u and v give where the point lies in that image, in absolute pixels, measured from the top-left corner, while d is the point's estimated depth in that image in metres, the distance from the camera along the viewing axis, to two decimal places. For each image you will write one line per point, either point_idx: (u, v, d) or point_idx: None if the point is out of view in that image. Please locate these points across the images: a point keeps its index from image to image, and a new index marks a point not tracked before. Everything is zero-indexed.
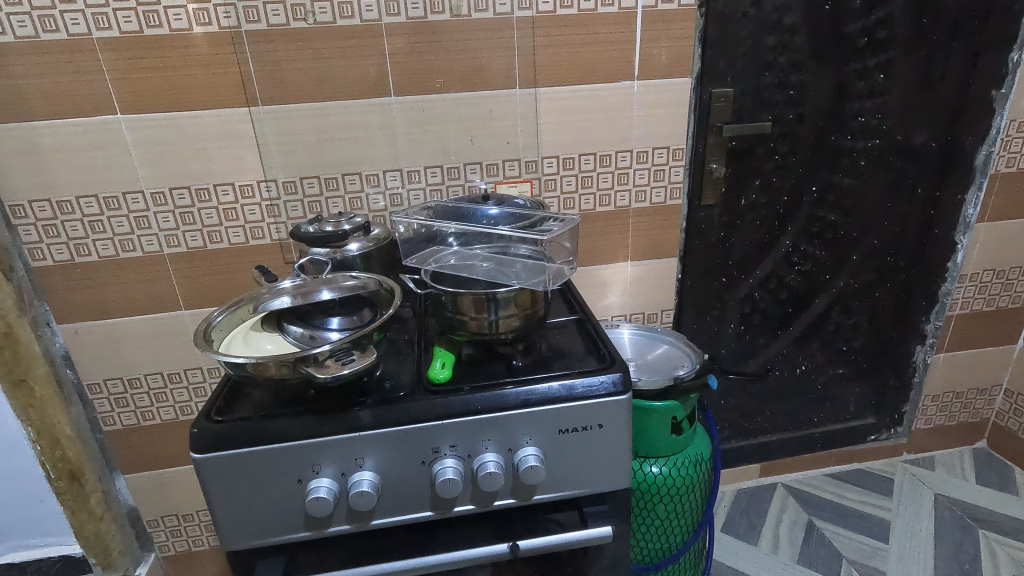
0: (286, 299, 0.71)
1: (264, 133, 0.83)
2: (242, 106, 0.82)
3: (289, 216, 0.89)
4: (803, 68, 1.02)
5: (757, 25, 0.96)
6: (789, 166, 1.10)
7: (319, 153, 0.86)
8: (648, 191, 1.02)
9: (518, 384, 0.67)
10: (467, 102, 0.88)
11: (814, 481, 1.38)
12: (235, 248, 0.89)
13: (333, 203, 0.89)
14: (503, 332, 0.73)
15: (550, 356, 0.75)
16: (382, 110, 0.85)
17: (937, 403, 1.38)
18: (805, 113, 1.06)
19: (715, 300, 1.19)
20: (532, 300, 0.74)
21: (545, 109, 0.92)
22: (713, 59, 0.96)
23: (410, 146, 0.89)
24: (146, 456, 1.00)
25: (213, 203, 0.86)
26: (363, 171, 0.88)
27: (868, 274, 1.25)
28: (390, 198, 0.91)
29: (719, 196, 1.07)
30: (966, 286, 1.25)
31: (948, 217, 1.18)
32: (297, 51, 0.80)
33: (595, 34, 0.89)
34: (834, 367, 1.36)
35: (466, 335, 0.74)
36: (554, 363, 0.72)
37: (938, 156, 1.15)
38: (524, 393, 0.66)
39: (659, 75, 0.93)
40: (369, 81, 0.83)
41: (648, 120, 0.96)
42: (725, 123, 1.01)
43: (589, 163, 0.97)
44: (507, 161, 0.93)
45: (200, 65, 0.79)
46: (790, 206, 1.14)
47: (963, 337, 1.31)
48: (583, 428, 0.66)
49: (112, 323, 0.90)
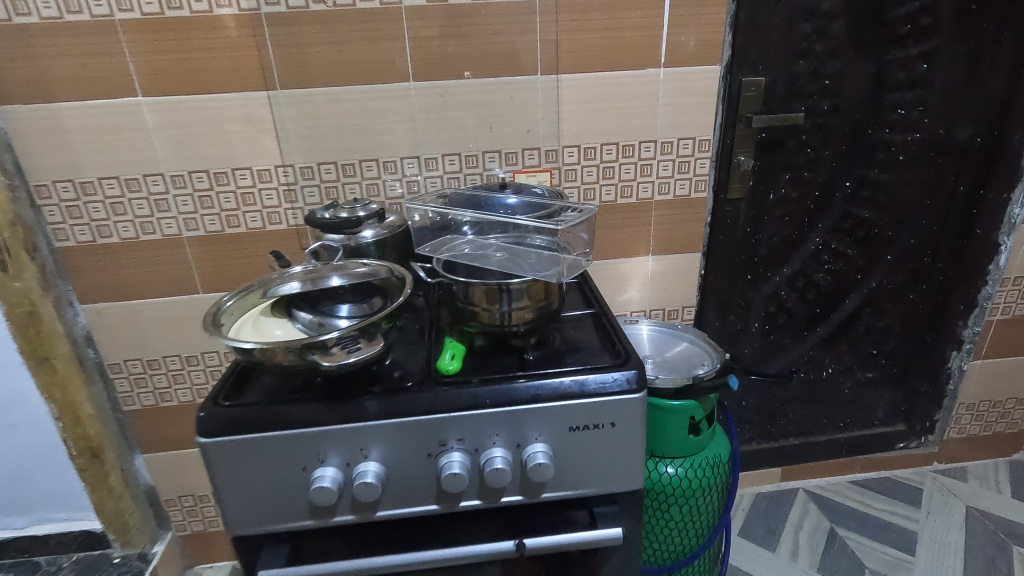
0: (296, 283, 0.62)
1: (282, 117, 0.87)
2: (260, 89, 0.85)
3: (306, 202, 0.92)
4: (840, 56, 0.95)
5: (791, 10, 0.90)
6: (821, 159, 1.03)
7: (339, 141, 0.89)
8: (671, 183, 0.98)
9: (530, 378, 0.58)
10: (489, 88, 0.88)
11: (840, 489, 1.33)
12: (252, 232, 0.93)
13: (350, 190, 0.92)
14: (514, 325, 0.63)
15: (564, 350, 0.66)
16: (401, 98, 0.87)
17: (972, 412, 1.31)
18: (840, 104, 0.99)
19: (740, 298, 1.13)
20: (547, 291, 0.64)
21: (567, 96, 0.90)
22: (743, 46, 0.91)
23: (432, 134, 0.90)
24: (165, 439, 1.07)
25: (231, 188, 0.90)
26: (380, 158, 0.91)
27: (901, 276, 1.16)
28: (407, 184, 0.93)
29: (746, 191, 1.01)
30: (1009, 290, 1.17)
31: (990, 216, 1.11)
32: (317, 44, 0.83)
33: (619, 20, 0.86)
34: (868, 373, 1.27)
35: (476, 327, 0.64)
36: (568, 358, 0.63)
37: (983, 152, 1.07)
38: (535, 387, 0.57)
39: (684, 63, 0.90)
40: (385, 71, 0.85)
41: (673, 109, 0.93)
42: (756, 113, 0.95)
43: (611, 153, 0.95)
44: (526, 150, 0.93)
45: (221, 48, 0.82)
46: (822, 201, 1.06)
47: (1004, 343, 1.23)
48: (597, 425, 0.57)
49: (134, 305, 0.95)
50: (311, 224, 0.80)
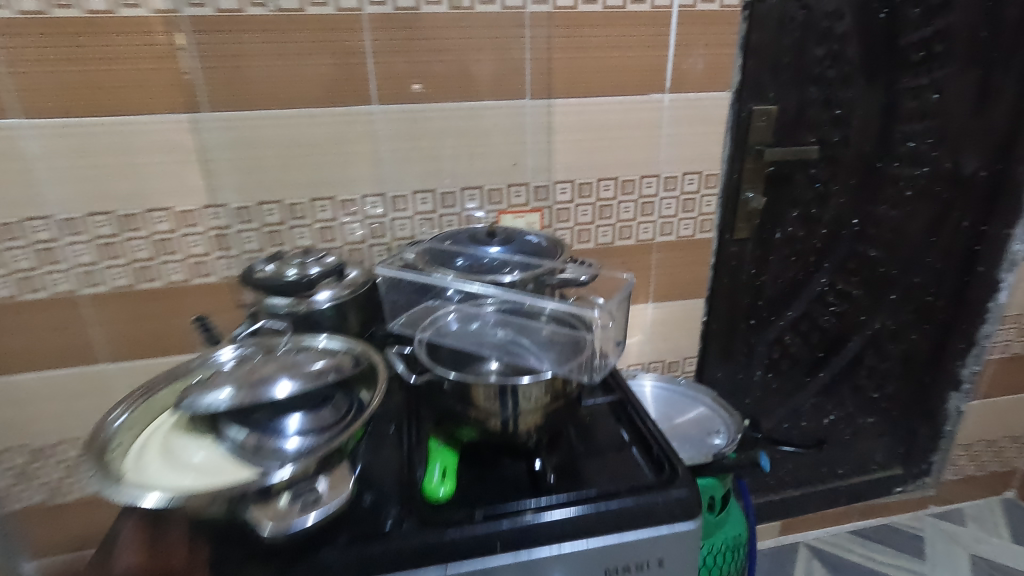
0: (225, 393, 0.43)
1: (211, 146, 0.69)
2: (183, 112, 0.67)
3: (242, 250, 0.75)
4: (853, 83, 0.87)
5: (805, 32, 0.81)
6: (829, 196, 0.94)
7: (285, 175, 0.72)
8: (675, 224, 0.87)
9: (547, 509, 0.44)
10: (469, 114, 0.74)
11: (841, 541, 1.24)
12: (173, 288, 0.74)
13: (298, 235, 0.75)
14: (521, 431, 0.49)
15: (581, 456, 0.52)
16: (362, 124, 0.71)
17: (969, 452, 1.26)
18: (851, 136, 0.90)
19: (743, 345, 1.02)
20: (562, 387, 0.50)
21: (560, 124, 0.77)
22: (754, 70, 0.81)
23: (400, 168, 0.75)
24: (61, 542, 0.85)
25: (144, 233, 0.71)
26: (336, 196, 0.74)
27: (904, 316, 1.09)
28: (369, 227, 0.77)
29: (753, 230, 0.91)
30: (1008, 328, 1.12)
31: (993, 252, 1.05)
32: (255, 56, 0.66)
33: (621, 37, 0.74)
34: (867, 418, 1.20)
35: (470, 434, 0.50)
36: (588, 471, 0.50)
37: (986, 187, 1.00)
38: (557, 523, 0.43)
39: (692, 88, 0.79)
40: (342, 91, 0.69)
41: (678, 140, 0.81)
42: (766, 145, 0.85)
43: (609, 189, 0.82)
44: (512, 186, 0.79)
45: (129, 59, 0.64)
46: (829, 239, 0.98)
47: (1000, 382, 1.18)
48: (637, 567, 0.44)
49: (14, 381, 0.74)
50: (247, 285, 0.63)
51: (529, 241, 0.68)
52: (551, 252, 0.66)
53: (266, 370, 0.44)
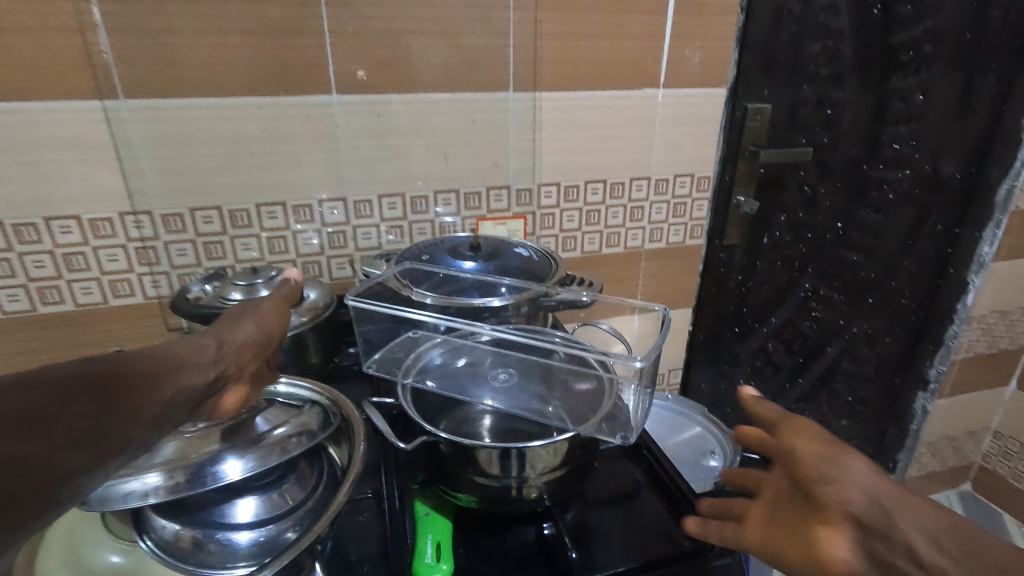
0: (154, 480, 0.35)
1: (131, 142, 0.57)
2: (92, 97, 0.54)
3: (173, 265, 0.63)
4: (845, 82, 0.83)
5: (802, 26, 0.76)
6: (817, 199, 0.90)
7: (225, 176, 0.60)
8: (665, 230, 0.81)
9: None
10: (445, 106, 0.64)
11: None
12: (86, 310, 0.62)
13: (242, 246, 0.64)
14: (528, 497, 0.41)
15: (597, 516, 0.45)
16: (318, 116, 0.61)
17: (932, 450, 1.27)
18: (841, 138, 0.86)
19: (726, 354, 0.98)
20: (582, 442, 0.42)
21: (546, 121, 0.68)
22: (751, 66, 0.75)
23: (364, 169, 0.64)
24: None
25: (44, 247, 0.58)
26: (288, 201, 0.63)
27: (881, 320, 1.08)
28: (328, 237, 0.66)
29: (743, 236, 0.86)
30: (973, 330, 1.09)
31: (963, 256, 1.00)
32: (184, 32, 0.54)
33: (614, 25, 0.66)
34: (839, 420, 1.19)
35: (466, 499, 0.41)
36: (607, 541, 0.43)
37: (962, 191, 0.96)
38: None
39: (687, 83, 0.72)
40: (295, 77, 0.58)
41: (671, 140, 0.75)
42: (760, 146, 0.79)
43: (597, 193, 0.75)
44: (492, 190, 0.70)
45: (15, 31, 0.50)
46: (815, 244, 0.94)
47: (966, 382, 1.18)
48: None
49: None
50: (181, 315, 0.51)
51: (517, 257, 0.61)
52: (544, 270, 0.60)
53: (206, 447, 0.37)
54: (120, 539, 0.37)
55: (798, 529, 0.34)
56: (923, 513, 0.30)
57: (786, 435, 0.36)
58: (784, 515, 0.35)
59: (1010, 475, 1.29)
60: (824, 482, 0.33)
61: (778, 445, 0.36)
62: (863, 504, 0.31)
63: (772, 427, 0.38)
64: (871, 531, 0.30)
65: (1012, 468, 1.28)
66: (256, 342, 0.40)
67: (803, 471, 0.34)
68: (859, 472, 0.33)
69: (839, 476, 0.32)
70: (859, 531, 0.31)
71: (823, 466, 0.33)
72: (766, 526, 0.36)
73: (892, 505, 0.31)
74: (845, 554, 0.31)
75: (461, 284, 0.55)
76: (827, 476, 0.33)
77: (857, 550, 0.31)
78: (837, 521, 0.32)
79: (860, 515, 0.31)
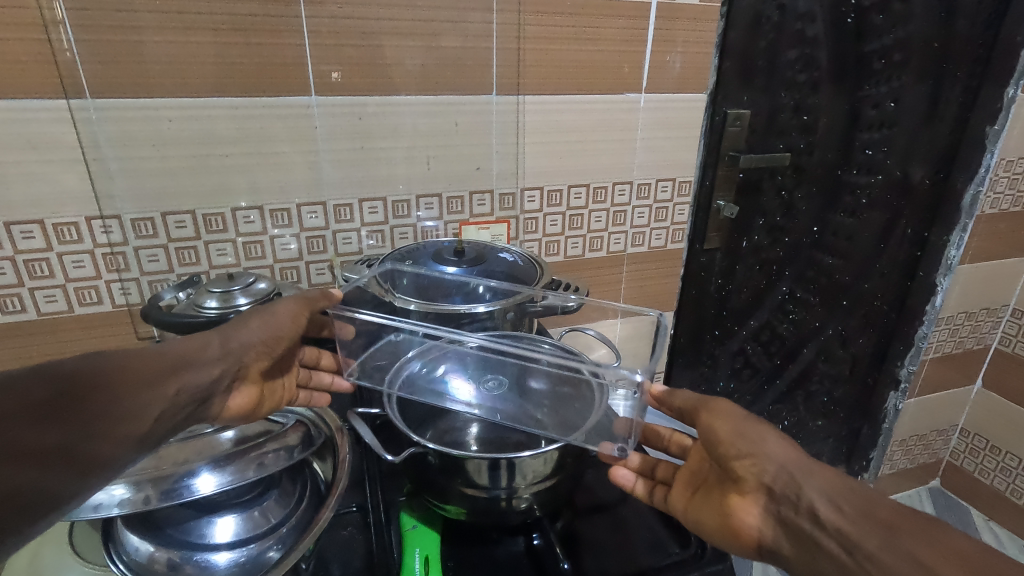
0: (121, 491, 0.35)
1: (99, 143, 0.54)
2: (57, 95, 0.52)
3: (143, 271, 0.60)
4: (821, 88, 0.84)
5: (779, 33, 0.77)
6: (794, 204, 0.91)
7: (198, 178, 0.58)
8: (646, 234, 0.81)
9: None
10: (427, 109, 0.63)
11: None
12: (51, 319, 0.59)
13: (217, 251, 0.62)
14: (517, 508, 0.40)
15: (589, 526, 0.44)
16: (295, 118, 0.59)
17: (903, 447, 1.30)
18: (816, 143, 0.88)
19: (706, 357, 0.99)
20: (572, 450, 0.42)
21: (529, 125, 0.68)
22: (730, 72, 0.76)
23: (343, 172, 0.63)
24: None
25: (4, 252, 0.55)
26: (265, 205, 0.61)
27: (854, 322, 1.10)
28: (307, 241, 0.64)
29: (722, 240, 0.87)
30: (942, 329, 1.14)
31: (931, 258, 1.03)
32: (155, 29, 0.52)
33: (597, 30, 0.66)
34: (816, 421, 1.21)
35: (453, 512, 0.40)
36: (600, 551, 0.42)
37: (929, 195, 0.99)
38: None
39: (669, 88, 0.73)
40: (273, 77, 0.57)
41: (653, 144, 0.75)
42: (740, 152, 0.80)
43: (579, 198, 0.75)
44: (474, 194, 0.69)
45: None
46: (792, 248, 0.96)
47: (935, 381, 1.22)
48: None
49: None
50: (152, 323, 0.50)
51: (501, 261, 0.61)
52: (527, 276, 0.59)
53: (180, 456, 0.37)
54: (90, 563, 0.36)
55: (717, 498, 0.39)
56: (824, 480, 0.34)
57: (702, 413, 0.40)
58: (709, 489, 0.40)
59: (976, 470, 1.33)
60: (740, 457, 0.37)
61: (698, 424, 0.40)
62: (764, 465, 0.36)
63: (690, 412, 0.41)
64: (781, 498, 0.35)
65: (979, 464, 1.32)
66: (264, 342, 0.44)
67: (722, 449, 0.38)
68: (773, 445, 0.37)
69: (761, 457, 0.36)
70: (759, 482, 0.36)
71: (740, 444, 0.37)
72: (691, 497, 0.40)
73: (799, 473, 0.35)
74: (756, 521, 0.36)
75: (444, 288, 0.55)
76: (741, 451, 0.37)
77: (765, 517, 0.35)
78: (753, 491, 0.36)
79: (773, 484, 0.35)
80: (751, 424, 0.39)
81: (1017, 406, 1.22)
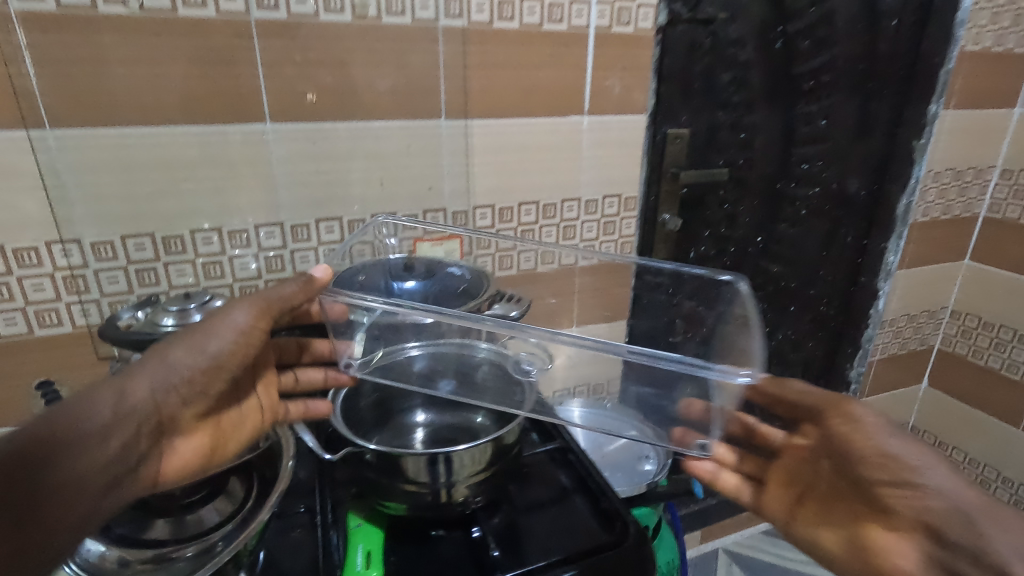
0: None
1: (59, 170, 0.57)
2: (17, 126, 0.54)
3: (103, 292, 0.62)
4: (756, 109, 0.90)
5: (713, 58, 0.83)
6: (738, 216, 0.97)
7: (157, 203, 0.61)
8: (596, 247, 0.85)
9: None
10: (379, 134, 0.67)
11: (755, 543, 1.30)
12: (11, 341, 0.61)
13: (176, 272, 0.64)
14: (457, 501, 0.44)
15: (525, 515, 0.48)
16: (252, 144, 0.62)
17: None
18: (755, 159, 0.94)
19: None
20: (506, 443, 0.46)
21: (477, 147, 0.72)
22: (669, 95, 0.81)
23: (299, 194, 0.66)
24: None
25: None
26: (223, 227, 0.64)
27: (803, 326, 1.16)
28: (266, 261, 0.67)
29: (670, 251, 0.92)
30: (886, 332, 1.18)
31: (874, 264, 1.12)
32: (111, 63, 0.55)
33: (540, 57, 0.71)
34: None
35: (396, 509, 0.43)
36: (533, 538, 0.45)
37: (867, 206, 1.09)
38: None
39: (611, 110, 0.77)
40: (229, 106, 0.60)
41: (598, 162, 0.80)
42: (681, 168, 0.86)
43: (530, 214, 0.79)
44: (428, 212, 0.73)
45: None
46: (738, 258, 1.01)
47: (885, 381, 1.27)
48: None
49: None
50: (109, 341, 0.52)
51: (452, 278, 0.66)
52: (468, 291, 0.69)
53: None
54: None
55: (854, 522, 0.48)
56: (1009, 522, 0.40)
57: (841, 426, 0.48)
58: (841, 505, 0.49)
59: None
60: (898, 485, 0.44)
61: (833, 432, 0.48)
62: (921, 498, 0.43)
63: (821, 411, 0.49)
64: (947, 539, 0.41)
65: None
66: (192, 374, 0.45)
67: (869, 471, 0.45)
68: (937, 476, 0.43)
69: (914, 489, 0.43)
70: (909, 512, 0.43)
71: (896, 470, 0.44)
72: (802, 507, 0.52)
73: (976, 513, 0.40)
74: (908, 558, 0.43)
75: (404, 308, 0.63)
76: (904, 483, 0.43)
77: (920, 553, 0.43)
78: (904, 525, 0.44)
79: (931, 520, 0.42)
80: (895, 441, 0.45)
81: (960, 402, 1.28)
